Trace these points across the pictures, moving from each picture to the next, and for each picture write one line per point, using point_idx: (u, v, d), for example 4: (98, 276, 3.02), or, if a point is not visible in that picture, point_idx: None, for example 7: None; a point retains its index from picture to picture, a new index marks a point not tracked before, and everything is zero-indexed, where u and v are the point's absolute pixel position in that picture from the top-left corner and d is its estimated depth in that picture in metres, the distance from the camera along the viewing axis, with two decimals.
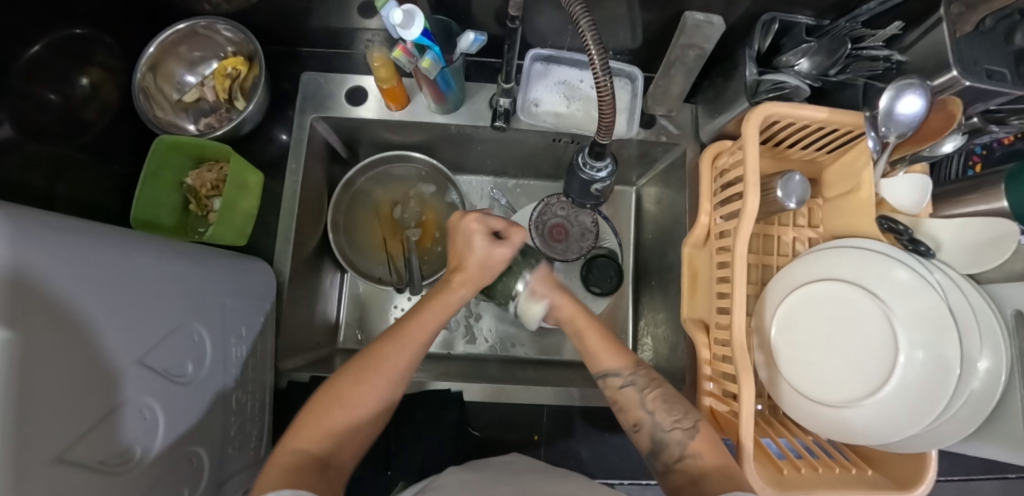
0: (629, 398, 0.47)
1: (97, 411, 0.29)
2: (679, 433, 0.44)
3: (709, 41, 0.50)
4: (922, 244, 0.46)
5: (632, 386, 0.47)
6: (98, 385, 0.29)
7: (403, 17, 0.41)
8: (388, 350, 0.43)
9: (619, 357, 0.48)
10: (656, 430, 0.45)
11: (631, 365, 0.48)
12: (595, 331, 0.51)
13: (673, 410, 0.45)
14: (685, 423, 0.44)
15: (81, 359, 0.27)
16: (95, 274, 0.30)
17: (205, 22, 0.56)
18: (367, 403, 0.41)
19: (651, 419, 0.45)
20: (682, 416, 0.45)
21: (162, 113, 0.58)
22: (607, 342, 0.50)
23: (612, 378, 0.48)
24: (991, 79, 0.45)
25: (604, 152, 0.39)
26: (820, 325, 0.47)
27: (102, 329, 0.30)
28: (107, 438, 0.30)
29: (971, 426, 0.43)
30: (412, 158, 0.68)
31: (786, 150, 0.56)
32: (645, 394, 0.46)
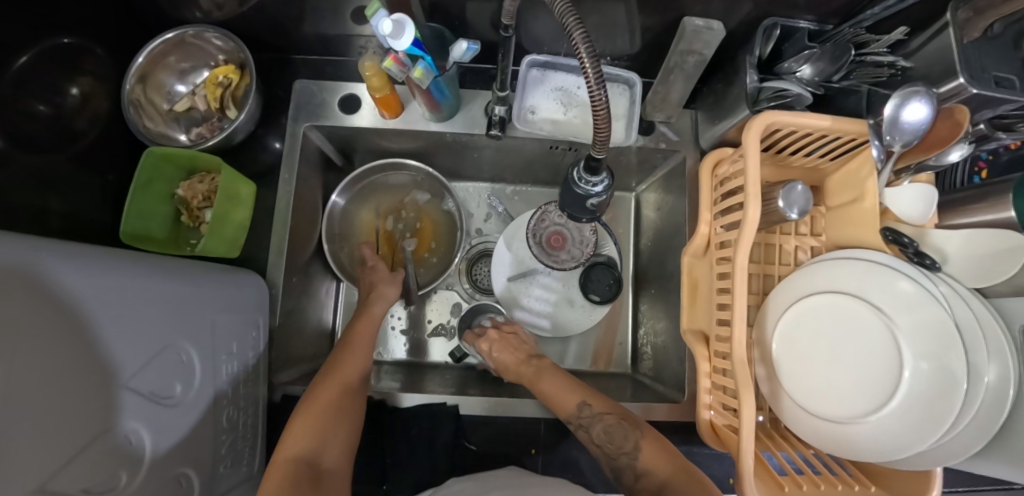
0: (584, 436, 0.52)
1: (78, 438, 0.28)
2: (626, 458, 0.48)
3: (708, 47, 0.49)
4: (927, 258, 0.44)
5: (583, 427, 0.52)
6: (79, 412, 0.28)
7: (392, 27, 0.41)
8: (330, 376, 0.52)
9: (566, 398, 0.54)
10: (611, 461, 0.49)
11: (576, 407, 0.53)
12: (545, 380, 0.57)
13: (618, 440, 0.49)
14: (628, 448, 0.48)
15: (60, 387, 0.27)
16: (73, 298, 0.29)
17: (194, 30, 0.55)
18: (325, 411, 0.48)
19: (604, 452, 0.50)
20: (625, 444, 0.48)
21: (152, 123, 0.57)
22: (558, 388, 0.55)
23: (568, 423, 0.53)
24: (1000, 86, 0.43)
25: (599, 167, 0.37)
26: (822, 339, 0.46)
27: (83, 354, 0.29)
28: (89, 466, 0.29)
29: (980, 444, 0.41)
30: (405, 166, 0.67)
31: (788, 158, 0.55)
32: (593, 430, 0.51)
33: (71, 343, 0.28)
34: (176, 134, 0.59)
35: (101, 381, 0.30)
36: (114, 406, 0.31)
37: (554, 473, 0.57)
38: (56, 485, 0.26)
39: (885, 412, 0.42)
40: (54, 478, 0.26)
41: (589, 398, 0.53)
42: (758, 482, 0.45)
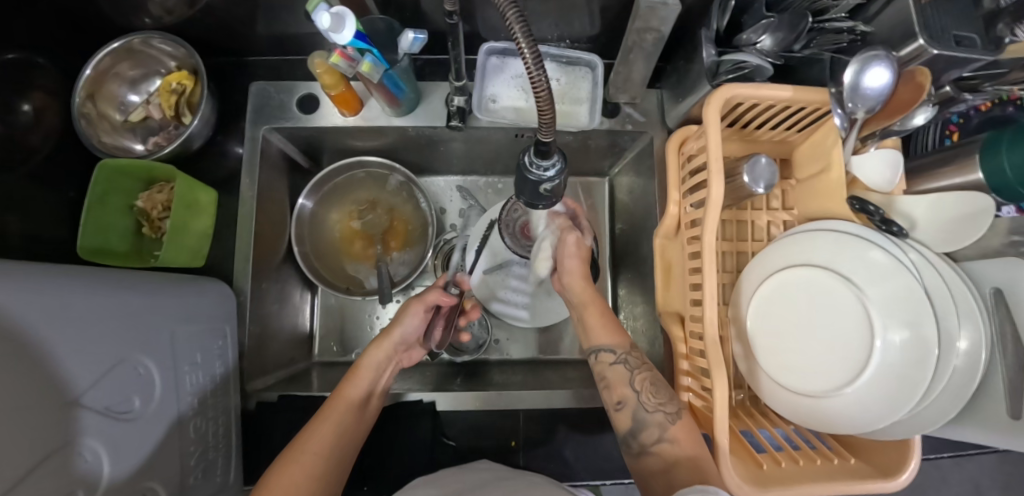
0: (617, 375, 0.48)
1: (35, 453, 0.27)
2: (660, 416, 0.44)
3: (666, 23, 0.46)
4: (894, 224, 0.44)
5: (623, 364, 0.48)
6: (31, 428, 0.27)
7: (332, 20, 0.40)
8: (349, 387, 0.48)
9: (613, 335, 0.50)
10: (638, 411, 0.45)
11: (625, 345, 0.50)
12: (595, 306, 0.53)
13: (659, 394, 0.46)
14: (668, 408, 0.45)
15: (10, 404, 0.26)
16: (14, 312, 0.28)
17: (139, 38, 0.54)
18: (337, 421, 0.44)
19: (635, 398, 0.46)
20: (667, 400, 0.45)
21: (106, 136, 0.56)
22: (603, 320, 0.52)
23: (604, 354, 0.50)
24: (962, 45, 0.42)
25: (549, 151, 0.37)
26: (796, 313, 0.45)
27: (32, 370, 0.28)
28: (50, 481, 0.29)
29: (953, 412, 0.41)
30: (369, 163, 0.66)
31: (754, 133, 0.54)
32: (635, 374, 0.48)
33: (16, 355, 0.27)
34: (132, 145, 0.58)
35: (52, 397, 0.30)
36: (69, 423, 0.31)
37: (536, 463, 0.56)
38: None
39: (859, 384, 0.41)
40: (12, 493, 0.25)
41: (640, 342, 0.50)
42: (737, 464, 0.44)
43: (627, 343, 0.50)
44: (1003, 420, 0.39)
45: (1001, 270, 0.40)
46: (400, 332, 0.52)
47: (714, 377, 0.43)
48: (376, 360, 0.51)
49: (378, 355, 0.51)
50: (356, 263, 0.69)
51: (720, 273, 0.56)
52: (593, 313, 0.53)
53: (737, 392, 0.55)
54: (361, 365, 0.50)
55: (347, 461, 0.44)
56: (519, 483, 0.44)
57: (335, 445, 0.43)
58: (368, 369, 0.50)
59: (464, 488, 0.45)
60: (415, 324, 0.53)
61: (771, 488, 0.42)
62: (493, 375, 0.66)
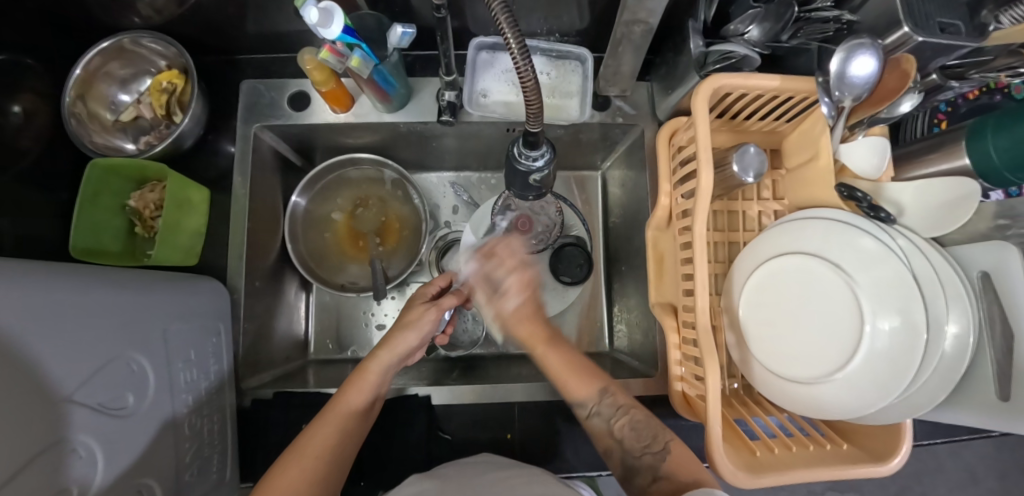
0: (598, 428, 0.49)
1: (27, 448, 0.28)
2: (649, 458, 0.45)
3: (654, 15, 0.46)
4: (882, 210, 0.44)
5: (598, 417, 0.48)
6: (24, 423, 0.27)
7: (320, 15, 0.40)
8: (349, 393, 0.46)
9: (583, 387, 0.49)
10: (626, 455, 0.46)
11: (595, 397, 0.49)
12: (557, 355, 0.52)
13: (642, 437, 0.46)
14: (654, 449, 0.45)
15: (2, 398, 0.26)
16: (9, 306, 0.28)
17: (129, 37, 0.54)
18: (335, 429, 0.44)
19: (621, 447, 0.47)
20: (650, 442, 0.46)
21: (98, 135, 0.56)
22: (573, 369, 0.51)
23: (580, 409, 0.49)
24: (945, 33, 0.42)
25: (538, 141, 0.37)
26: (787, 300, 0.46)
27: (25, 365, 0.28)
28: (43, 476, 0.29)
29: (943, 395, 0.41)
30: (361, 160, 0.67)
31: (744, 123, 0.55)
32: (613, 423, 0.48)
33: (9, 351, 0.27)
34: (123, 144, 0.58)
35: (44, 393, 0.30)
36: (62, 419, 0.31)
37: (531, 455, 0.57)
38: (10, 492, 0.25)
39: (850, 369, 0.41)
40: (7, 487, 0.25)
41: (610, 388, 0.49)
42: (730, 452, 0.45)
43: (604, 379, 0.50)
44: (992, 402, 0.40)
45: (987, 254, 0.41)
46: (406, 333, 0.50)
47: (706, 366, 0.43)
48: (384, 362, 0.49)
49: (386, 357, 0.49)
50: (352, 260, 0.69)
51: (712, 263, 0.56)
52: (551, 355, 0.52)
53: (730, 381, 0.55)
54: (369, 368, 0.48)
55: (348, 460, 0.45)
56: (513, 474, 0.44)
57: (332, 452, 0.43)
58: (378, 369, 0.48)
59: (459, 480, 0.45)
60: (429, 326, 0.51)
61: (764, 475, 0.42)
62: (488, 369, 0.66)
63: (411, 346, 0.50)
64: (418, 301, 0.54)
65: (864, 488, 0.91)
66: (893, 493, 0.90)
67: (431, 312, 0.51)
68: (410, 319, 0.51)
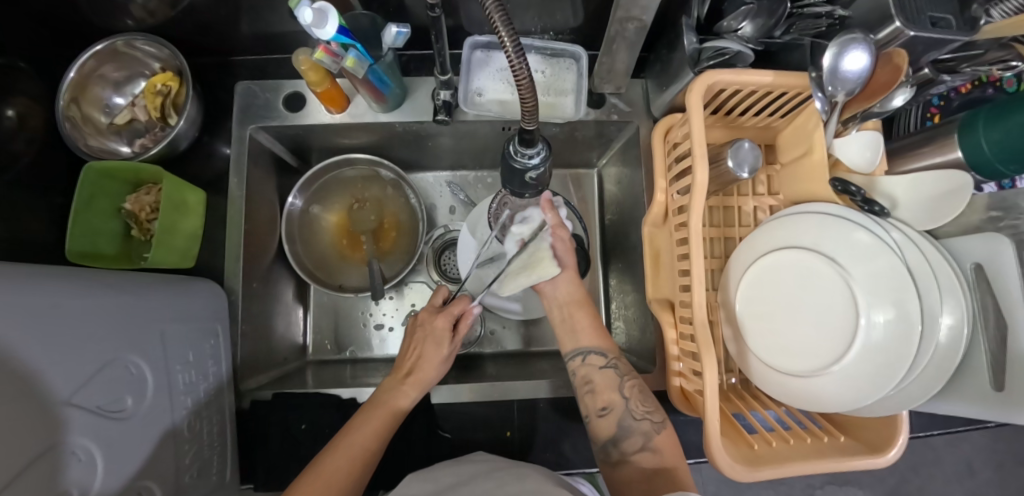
0: (606, 380, 0.50)
1: (24, 452, 0.27)
2: (647, 425, 0.47)
3: (647, 12, 0.46)
4: (876, 204, 0.45)
5: (613, 369, 0.50)
6: (21, 427, 0.27)
7: (314, 16, 0.40)
8: (382, 412, 0.48)
9: (604, 341, 0.52)
10: (625, 417, 0.47)
11: (615, 350, 0.52)
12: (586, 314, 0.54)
13: (646, 403, 0.48)
14: (655, 416, 0.47)
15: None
16: (5, 311, 0.28)
17: (122, 39, 0.54)
18: (362, 447, 0.44)
19: (625, 404, 0.48)
20: (653, 410, 0.48)
21: (92, 138, 0.55)
22: (597, 329, 0.53)
23: (594, 357, 0.51)
24: (936, 27, 0.41)
25: (533, 139, 0.37)
26: (783, 296, 0.46)
27: (22, 369, 0.28)
28: (42, 479, 0.29)
29: (939, 384, 0.42)
30: (357, 160, 0.67)
31: (738, 119, 0.55)
32: (624, 380, 0.50)
33: (4, 355, 0.27)
34: (118, 147, 0.57)
35: (41, 396, 0.29)
36: (60, 423, 0.31)
37: (529, 453, 0.57)
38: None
39: (845, 362, 0.41)
40: (5, 491, 0.25)
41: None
42: (729, 446, 0.45)
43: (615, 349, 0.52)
44: (986, 392, 0.40)
45: (983, 246, 0.41)
46: (436, 365, 0.53)
47: (704, 360, 0.44)
48: (411, 399, 0.51)
49: (415, 395, 0.51)
50: (347, 261, 0.69)
51: (708, 259, 0.57)
52: (583, 315, 0.53)
53: (728, 375, 0.55)
54: (397, 404, 0.49)
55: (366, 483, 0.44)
56: (512, 471, 0.44)
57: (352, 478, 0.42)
58: (405, 407, 0.50)
59: (458, 478, 0.45)
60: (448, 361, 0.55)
61: (761, 467, 0.43)
62: (486, 367, 0.66)
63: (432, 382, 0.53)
64: (441, 340, 0.54)
65: (863, 480, 0.92)
66: (891, 487, 0.91)
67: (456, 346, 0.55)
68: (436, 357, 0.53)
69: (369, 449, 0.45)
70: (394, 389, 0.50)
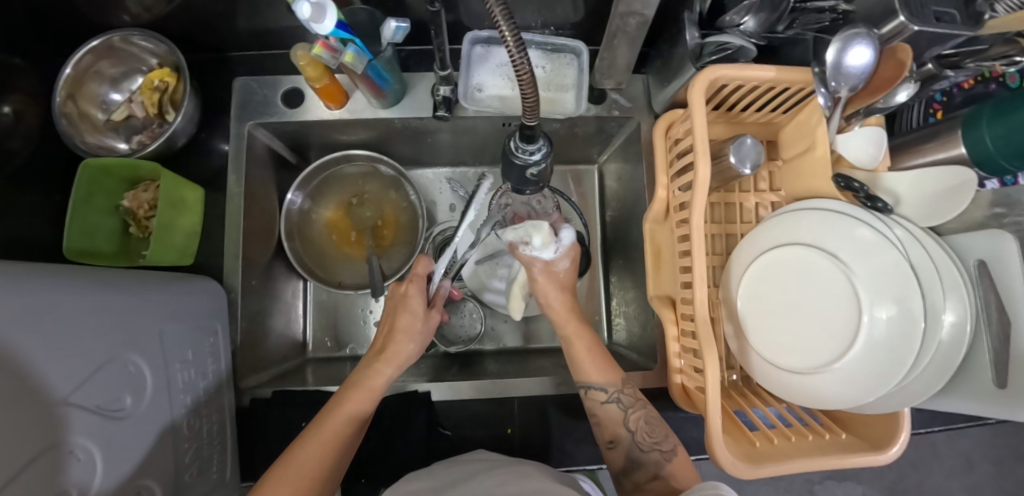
0: (610, 414, 0.50)
1: (24, 450, 0.27)
2: (656, 454, 0.47)
3: (648, 7, 0.45)
4: (879, 201, 0.44)
5: (616, 403, 0.50)
6: (19, 426, 0.27)
7: (313, 10, 0.39)
8: (357, 392, 0.47)
9: (606, 374, 0.51)
10: (633, 448, 0.48)
11: (616, 383, 0.51)
12: (584, 340, 0.54)
13: (653, 433, 0.48)
14: (664, 447, 0.47)
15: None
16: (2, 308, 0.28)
17: (119, 35, 0.53)
18: (336, 435, 0.43)
19: (630, 438, 0.48)
20: (662, 439, 0.47)
21: (89, 135, 0.55)
22: (596, 356, 0.53)
23: (595, 393, 0.51)
24: (940, 22, 0.41)
25: (535, 135, 0.37)
26: (785, 292, 0.46)
27: (21, 366, 0.28)
28: (40, 479, 0.28)
29: (941, 382, 0.42)
30: (356, 156, 0.66)
31: (740, 114, 0.54)
32: (629, 414, 0.49)
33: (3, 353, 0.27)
34: (116, 144, 0.57)
35: (39, 397, 0.29)
36: (59, 422, 0.30)
37: (530, 452, 0.57)
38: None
39: (847, 360, 0.41)
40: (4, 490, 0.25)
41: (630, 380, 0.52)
42: (729, 443, 0.45)
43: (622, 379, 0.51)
44: (988, 389, 0.40)
45: (984, 243, 0.41)
46: (410, 338, 0.51)
47: (705, 357, 0.43)
48: (384, 377, 0.49)
49: (389, 372, 0.49)
50: (347, 257, 0.68)
51: (710, 256, 0.56)
52: (581, 346, 0.53)
53: (729, 373, 0.55)
54: (370, 384, 0.48)
55: (337, 470, 0.44)
56: (513, 468, 0.44)
57: (322, 469, 0.42)
58: (379, 386, 0.48)
59: (458, 477, 0.45)
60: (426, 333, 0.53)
61: (763, 464, 0.43)
62: (486, 365, 0.66)
63: (412, 356, 0.52)
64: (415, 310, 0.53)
65: (862, 477, 0.92)
66: (890, 482, 0.91)
67: (432, 316, 0.54)
68: (410, 328, 0.52)
69: (338, 433, 0.44)
70: (367, 369, 0.49)
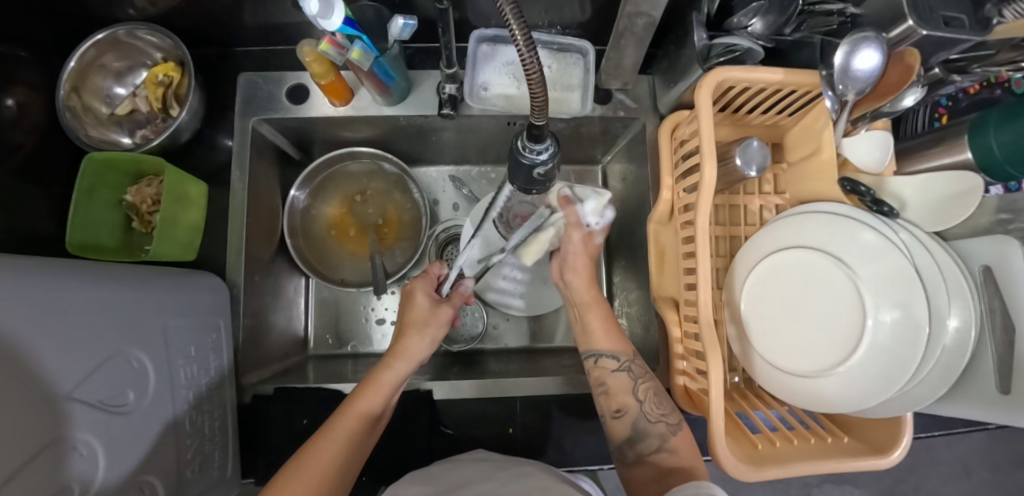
0: (620, 383, 0.50)
1: (24, 447, 0.27)
2: (662, 427, 0.47)
3: (656, 8, 0.45)
4: (885, 205, 0.44)
5: (627, 372, 0.50)
6: (21, 421, 0.27)
7: (320, 6, 0.39)
8: (371, 388, 0.47)
9: (615, 343, 0.52)
10: (641, 419, 0.48)
11: (629, 353, 0.51)
12: (598, 313, 0.54)
13: (662, 405, 0.48)
14: (671, 420, 0.48)
15: (4, 392, 0.26)
16: (9, 301, 0.28)
17: (124, 29, 0.53)
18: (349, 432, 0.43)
19: (639, 408, 0.48)
20: (670, 412, 0.48)
21: (92, 129, 0.55)
22: (608, 331, 0.53)
23: (606, 361, 0.51)
24: (948, 26, 0.40)
25: (542, 135, 0.36)
26: (789, 294, 0.45)
27: (25, 356, 0.28)
28: (41, 473, 0.28)
29: (945, 387, 0.42)
30: (360, 153, 0.66)
31: (745, 116, 0.54)
32: (639, 383, 0.50)
33: (8, 346, 0.27)
34: (119, 138, 0.57)
35: (42, 391, 0.29)
36: (63, 417, 0.30)
37: (530, 451, 0.57)
38: (12, 489, 0.25)
39: (851, 363, 0.41)
40: (6, 487, 0.25)
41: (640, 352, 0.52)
42: (733, 446, 0.45)
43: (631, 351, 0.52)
44: (992, 394, 0.40)
45: (990, 248, 0.41)
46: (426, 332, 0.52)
47: (709, 359, 0.43)
48: (399, 372, 0.49)
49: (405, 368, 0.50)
50: (351, 255, 0.68)
51: (713, 258, 0.56)
52: (595, 316, 0.53)
53: (732, 375, 0.55)
54: (384, 379, 0.48)
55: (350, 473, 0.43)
56: (513, 468, 0.44)
57: (337, 462, 0.41)
58: (393, 382, 0.48)
59: (459, 476, 0.45)
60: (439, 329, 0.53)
61: (765, 467, 0.43)
62: (488, 364, 0.66)
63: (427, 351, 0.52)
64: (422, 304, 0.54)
65: (860, 480, 0.92)
66: (888, 486, 0.91)
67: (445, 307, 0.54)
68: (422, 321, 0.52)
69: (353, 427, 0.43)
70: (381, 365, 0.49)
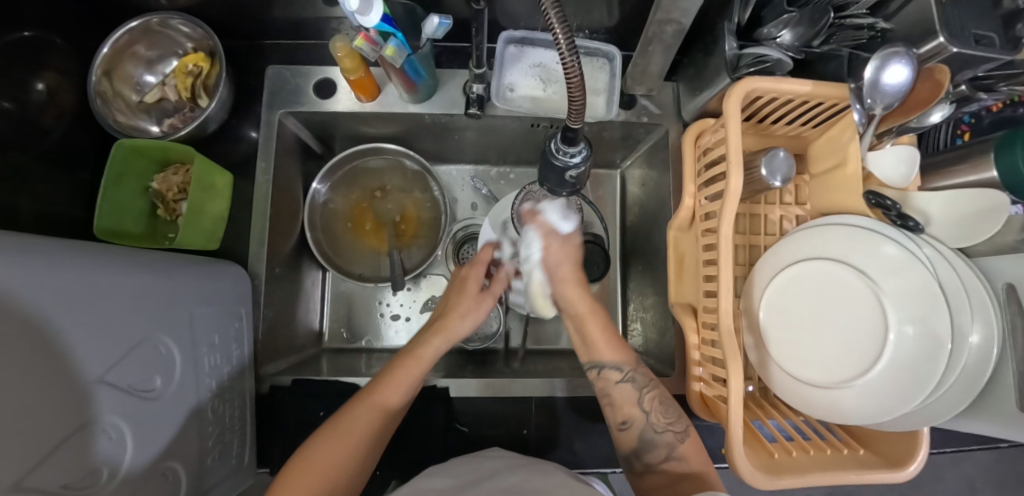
0: (625, 394, 0.49)
1: (55, 432, 0.27)
2: (670, 436, 0.47)
3: (687, 15, 0.45)
4: (910, 220, 0.44)
5: (630, 383, 0.49)
6: (55, 402, 0.27)
7: (360, 3, 0.39)
8: (411, 361, 0.48)
9: (619, 354, 0.51)
10: (647, 430, 0.47)
11: (632, 362, 0.51)
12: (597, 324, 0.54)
13: (668, 414, 0.48)
14: (677, 427, 0.47)
15: (39, 375, 0.26)
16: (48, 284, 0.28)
17: (158, 18, 0.53)
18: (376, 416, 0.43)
19: (644, 418, 0.48)
20: (675, 420, 0.48)
21: (122, 115, 0.55)
22: (609, 340, 0.53)
23: (608, 372, 0.50)
24: (979, 45, 0.41)
25: (576, 137, 0.37)
26: (811, 304, 0.46)
27: (60, 339, 0.28)
28: (73, 455, 0.29)
29: (964, 403, 0.42)
30: (383, 150, 0.66)
31: (770, 127, 0.55)
32: (643, 394, 0.49)
33: (46, 329, 0.27)
34: (147, 126, 0.57)
35: (75, 375, 0.29)
36: (94, 400, 0.31)
37: (543, 451, 0.57)
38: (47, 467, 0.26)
39: (871, 376, 0.41)
40: (36, 471, 0.25)
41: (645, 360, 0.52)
42: (750, 454, 0.45)
43: (633, 361, 0.51)
44: (1012, 412, 0.40)
45: (1015, 267, 0.41)
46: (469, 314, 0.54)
47: (729, 367, 0.43)
48: (435, 349, 0.50)
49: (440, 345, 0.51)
50: (369, 251, 0.69)
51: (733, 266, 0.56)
52: (592, 325, 0.53)
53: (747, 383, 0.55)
54: (420, 354, 0.49)
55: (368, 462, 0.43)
56: (528, 467, 0.44)
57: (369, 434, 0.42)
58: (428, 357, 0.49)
59: (476, 473, 0.45)
60: (484, 312, 0.55)
61: (782, 477, 0.43)
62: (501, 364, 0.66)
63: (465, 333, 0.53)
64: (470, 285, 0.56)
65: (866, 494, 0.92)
66: None
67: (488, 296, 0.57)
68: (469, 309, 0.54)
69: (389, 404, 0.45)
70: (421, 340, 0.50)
